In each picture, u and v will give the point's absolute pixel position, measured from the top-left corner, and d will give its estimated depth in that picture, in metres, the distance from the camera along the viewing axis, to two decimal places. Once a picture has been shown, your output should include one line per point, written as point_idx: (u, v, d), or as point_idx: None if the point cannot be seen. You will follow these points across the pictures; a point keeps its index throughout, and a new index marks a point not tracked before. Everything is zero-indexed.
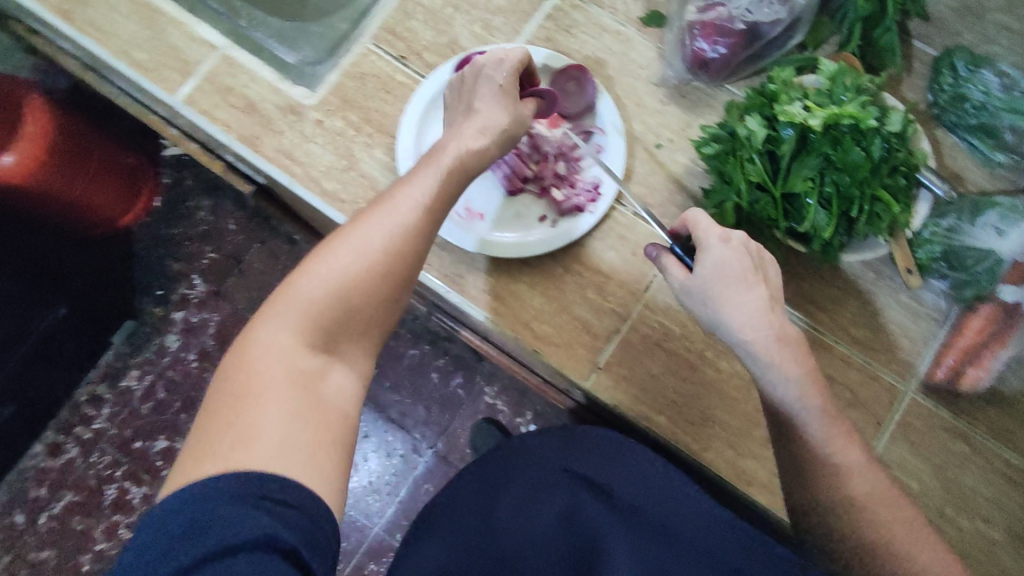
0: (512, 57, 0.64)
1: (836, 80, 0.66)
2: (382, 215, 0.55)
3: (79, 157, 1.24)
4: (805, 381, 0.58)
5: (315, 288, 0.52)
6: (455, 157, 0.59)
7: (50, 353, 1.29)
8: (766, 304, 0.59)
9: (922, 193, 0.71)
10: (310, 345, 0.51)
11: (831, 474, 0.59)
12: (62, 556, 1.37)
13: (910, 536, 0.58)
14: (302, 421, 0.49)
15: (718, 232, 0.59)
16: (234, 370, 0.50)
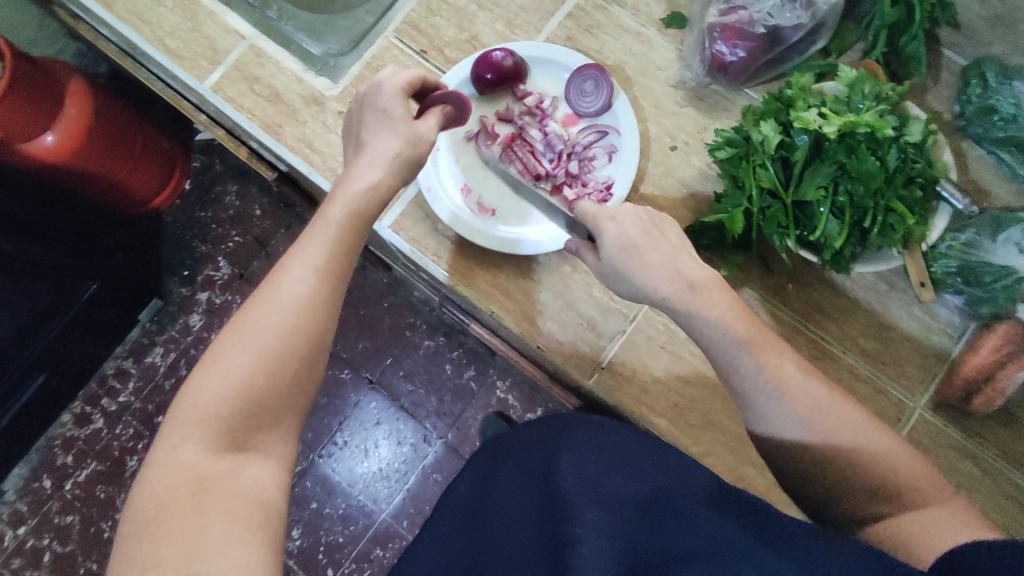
0: (395, 81, 0.62)
1: (855, 88, 0.65)
2: (274, 292, 0.52)
3: (123, 140, 1.31)
4: (723, 318, 0.58)
5: (212, 386, 0.49)
6: (344, 208, 0.57)
7: (88, 324, 1.36)
8: (661, 260, 0.61)
9: (940, 207, 0.67)
10: (215, 447, 0.48)
11: (776, 410, 0.56)
12: (84, 522, 1.42)
13: (868, 445, 0.54)
14: (217, 520, 0.45)
15: (603, 212, 0.64)
16: (137, 496, 0.46)
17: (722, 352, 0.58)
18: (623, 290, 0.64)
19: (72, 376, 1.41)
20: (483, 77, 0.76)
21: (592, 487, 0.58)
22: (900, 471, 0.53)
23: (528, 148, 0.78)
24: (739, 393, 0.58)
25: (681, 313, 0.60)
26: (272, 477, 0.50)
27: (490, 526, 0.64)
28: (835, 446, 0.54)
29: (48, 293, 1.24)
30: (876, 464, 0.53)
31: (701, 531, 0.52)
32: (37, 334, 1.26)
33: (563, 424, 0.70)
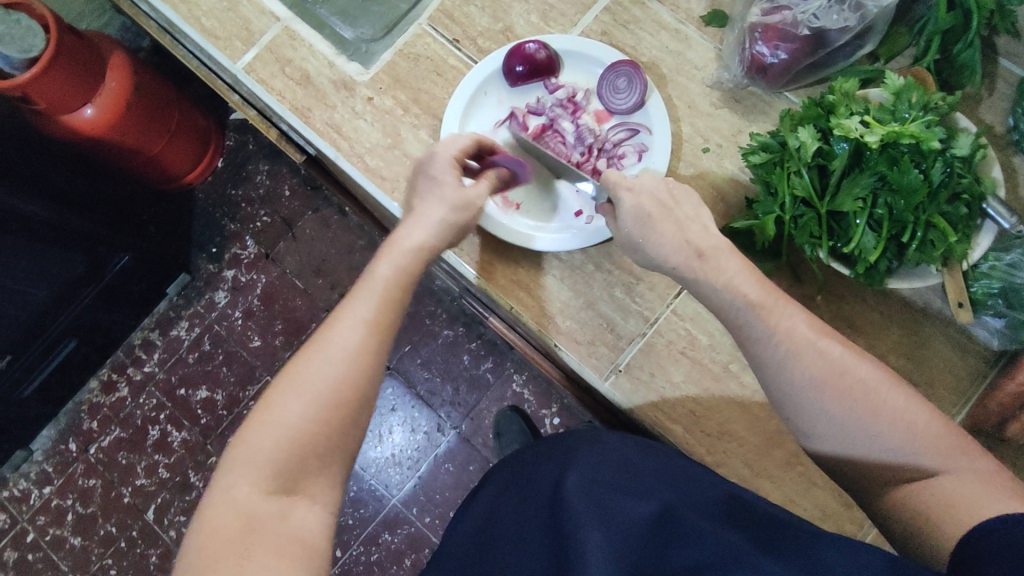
0: (448, 150, 0.65)
1: (902, 95, 0.62)
2: (325, 345, 0.54)
3: (161, 116, 1.33)
4: (732, 283, 0.57)
5: (266, 433, 0.51)
6: (393, 267, 0.60)
7: (118, 295, 1.40)
8: (674, 231, 0.60)
9: (985, 224, 0.63)
10: (266, 490, 0.49)
11: (790, 375, 0.53)
12: (106, 486, 1.46)
13: (883, 407, 0.51)
14: (265, 563, 0.46)
15: (621, 181, 0.62)
16: (194, 533, 0.48)
17: (735, 315, 0.57)
18: (641, 259, 0.64)
19: (100, 344, 1.45)
20: (515, 69, 0.76)
21: (597, 503, 0.55)
22: (920, 434, 0.50)
23: (559, 139, 0.77)
24: (751, 357, 0.57)
25: (694, 280, 0.60)
26: (316, 522, 0.51)
27: (503, 532, 0.61)
28: (849, 410, 0.51)
29: (85, 263, 1.29)
30: (894, 429, 0.50)
31: (712, 556, 0.49)
32: (71, 301, 1.31)
33: (572, 439, 0.67)
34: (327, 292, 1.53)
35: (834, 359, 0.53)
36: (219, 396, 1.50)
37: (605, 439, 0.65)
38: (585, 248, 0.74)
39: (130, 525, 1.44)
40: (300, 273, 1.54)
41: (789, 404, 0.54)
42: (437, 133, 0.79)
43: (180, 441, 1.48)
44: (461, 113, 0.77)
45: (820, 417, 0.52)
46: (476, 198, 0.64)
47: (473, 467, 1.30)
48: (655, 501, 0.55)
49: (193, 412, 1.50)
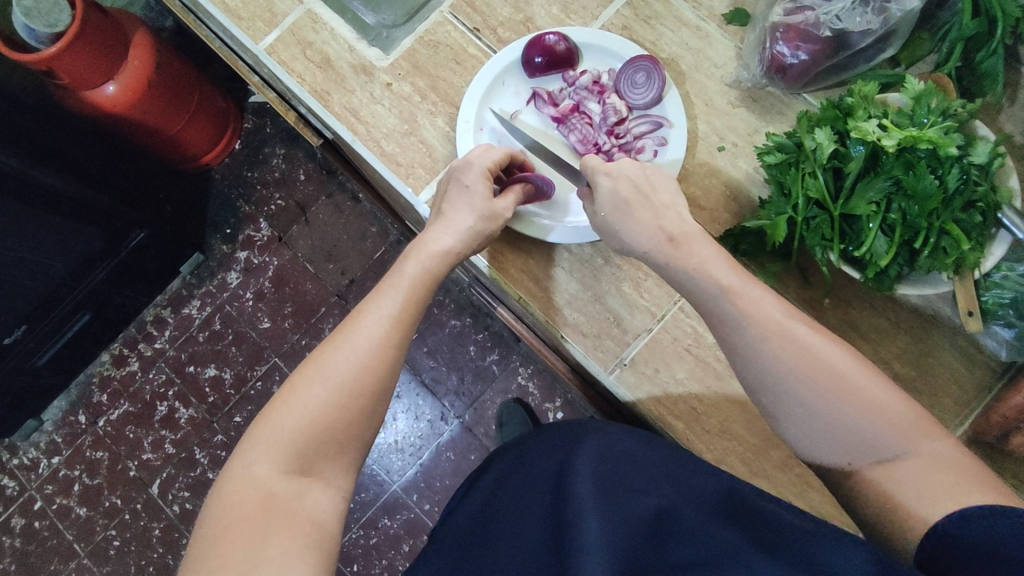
0: (485, 160, 0.70)
1: (921, 100, 0.62)
2: (351, 337, 0.57)
3: (182, 94, 1.34)
4: (703, 268, 0.59)
5: (290, 415, 0.52)
6: (419, 266, 0.65)
7: (131, 272, 1.42)
8: (649, 216, 0.63)
9: (1000, 234, 0.63)
10: (286, 469, 0.50)
11: (767, 360, 0.53)
12: (113, 459, 1.49)
13: (852, 386, 0.50)
14: (280, 538, 0.46)
15: (600, 165, 0.66)
16: (212, 509, 0.48)
17: (707, 298, 0.58)
18: (615, 244, 0.67)
19: (113, 319, 1.47)
20: (533, 60, 0.76)
21: (600, 496, 0.56)
22: (888, 414, 0.49)
23: (585, 120, 0.77)
24: (725, 339, 0.56)
25: (664, 267, 0.62)
26: (330, 504, 0.51)
27: (499, 520, 0.61)
28: (815, 390, 0.50)
29: (99, 235, 1.30)
30: (861, 409, 0.49)
31: (713, 553, 0.48)
32: (86, 275, 1.33)
33: (579, 427, 0.67)
34: (337, 277, 1.54)
35: (801, 339, 0.52)
36: (226, 375, 1.52)
37: (610, 432, 0.65)
38: (594, 241, 0.74)
39: (134, 498, 1.47)
40: (311, 257, 1.55)
41: (767, 393, 0.53)
42: (454, 121, 0.80)
43: (187, 418, 1.50)
44: (478, 103, 0.77)
45: (788, 399, 0.52)
46: (503, 211, 0.69)
47: (474, 456, 1.31)
48: (657, 500, 0.55)
49: (201, 390, 1.52)
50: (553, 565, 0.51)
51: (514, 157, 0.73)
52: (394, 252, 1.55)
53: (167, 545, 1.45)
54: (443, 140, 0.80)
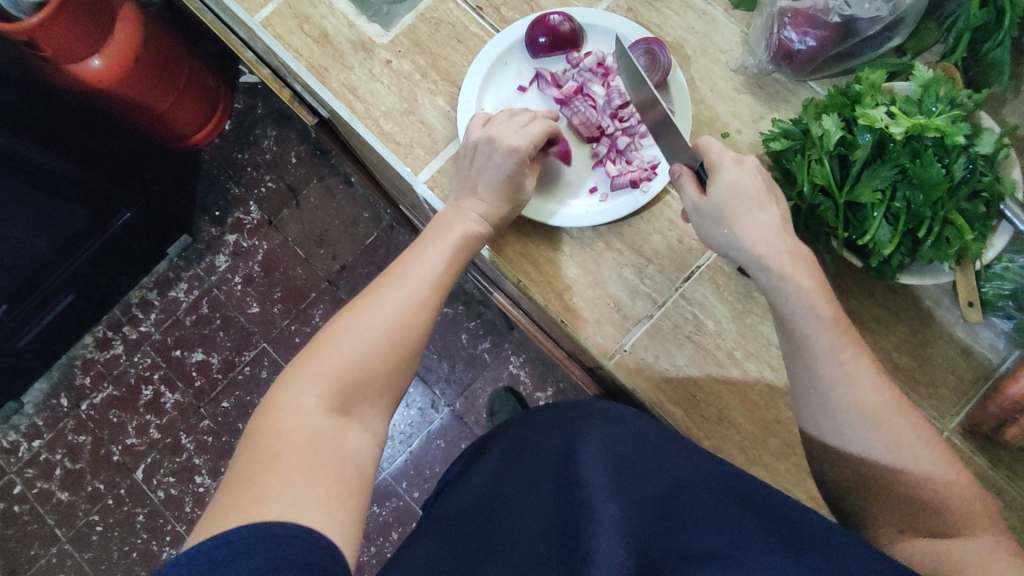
0: (525, 143, 0.69)
1: (928, 88, 0.62)
2: (395, 291, 0.59)
3: (169, 72, 1.32)
4: (813, 292, 0.58)
5: (336, 355, 0.54)
6: (459, 235, 0.66)
7: (116, 251, 1.40)
8: (766, 216, 0.60)
9: (1001, 226, 0.63)
10: (330, 407, 0.51)
11: (838, 385, 0.57)
12: (96, 443, 1.46)
13: (922, 454, 0.56)
14: (324, 475, 0.47)
15: (729, 155, 0.62)
16: (257, 434, 0.49)
17: (798, 323, 0.59)
18: (714, 237, 0.62)
19: (96, 300, 1.44)
20: (537, 41, 0.75)
21: (614, 475, 0.58)
22: (948, 489, 0.56)
23: (589, 102, 0.75)
24: (806, 369, 0.59)
25: (769, 271, 0.60)
26: (367, 448, 0.53)
27: (510, 499, 0.62)
28: (894, 448, 0.56)
29: (86, 216, 1.29)
30: (924, 472, 0.56)
31: (727, 546, 0.51)
32: (70, 255, 1.31)
33: (583, 407, 0.67)
34: (328, 262, 1.53)
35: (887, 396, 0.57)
36: (214, 360, 1.50)
37: (618, 411, 0.66)
38: (596, 225, 0.74)
39: (118, 483, 1.45)
40: (302, 241, 1.53)
41: (818, 395, 0.58)
42: (454, 100, 0.78)
43: (173, 403, 1.48)
44: (479, 83, 0.76)
45: (861, 446, 0.57)
46: (526, 196, 0.71)
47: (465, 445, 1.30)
48: (669, 484, 0.58)
49: (188, 374, 1.49)
50: (575, 532, 0.53)
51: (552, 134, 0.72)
52: (387, 237, 1.53)
53: (152, 531, 1.43)
54: (444, 120, 0.78)
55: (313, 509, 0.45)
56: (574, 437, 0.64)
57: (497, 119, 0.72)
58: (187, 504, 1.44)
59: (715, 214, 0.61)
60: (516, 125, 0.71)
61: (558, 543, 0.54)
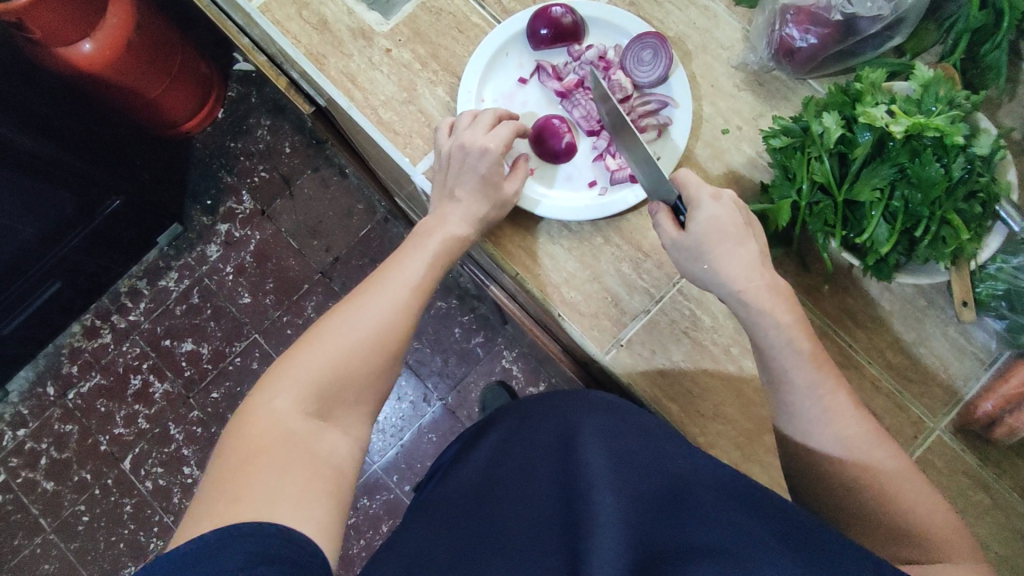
0: (495, 143, 0.70)
1: (929, 88, 0.62)
2: (378, 294, 0.62)
3: (161, 58, 1.30)
4: (790, 327, 0.61)
5: (315, 356, 0.56)
6: (440, 241, 0.68)
7: (104, 239, 1.39)
8: (746, 253, 0.62)
9: (996, 227, 0.63)
10: (306, 409, 0.53)
11: (815, 421, 0.59)
12: (83, 432, 1.47)
13: (906, 483, 0.57)
14: (298, 477, 0.49)
15: (707, 188, 0.63)
16: (234, 435, 0.51)
17: (779, 356, 0.61)
18: (693, 271, 0.64)
19: (84, 289, 1.44)
20: (539, 32, 0.74)
21: (612, 467, 0.59)
22: (934, 519, 0.56)
23: (590, 96, 0.76)
24: (782, 399, 0.61)
25: (749, 307, 0.62)
26: (346, 449, 0.55)
27: (506, 488, 0.63)
28: (875, 476, 0.57)
29: (73, 203, 1.27)
30: (908, 496, 0.57)
31: (728, 541, 0.51)
32: (57, 242, 1.29)
33: (574, 400, 0.70)
34: (321, 254, 1.53)
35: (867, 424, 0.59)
36: (204, 350, 1.50)
37: (619, 408, 0.68)
38: (594, 219, 0.73)
39: (105, 473, 1.45)
40: (295, 232, 1.54)
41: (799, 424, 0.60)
42: (454, 91, 0.78)
43: (162, 393, 1.49)
44: (480, 74, 0.76)
45: (844, 473, 0.58)
46: (511, 196, 0.71)
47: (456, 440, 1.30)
48: (659, 479, 0.59)
49: (177, 364, 1.50)
50: (570, 528, 0.55)
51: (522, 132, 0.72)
52: (381, 229, 1.54)
53: (139, 521, 1.43)
54: (443, 110, 0.78)
55: (286, 507, 0.46)
56: (566, 432, 0.66)
57: (463, 124, 0.71)
58: (175, 495, 1.45)
59: (694, 249, 0.63)
60: (482, 128, 0.71)
61: (544, 540, 0.55)
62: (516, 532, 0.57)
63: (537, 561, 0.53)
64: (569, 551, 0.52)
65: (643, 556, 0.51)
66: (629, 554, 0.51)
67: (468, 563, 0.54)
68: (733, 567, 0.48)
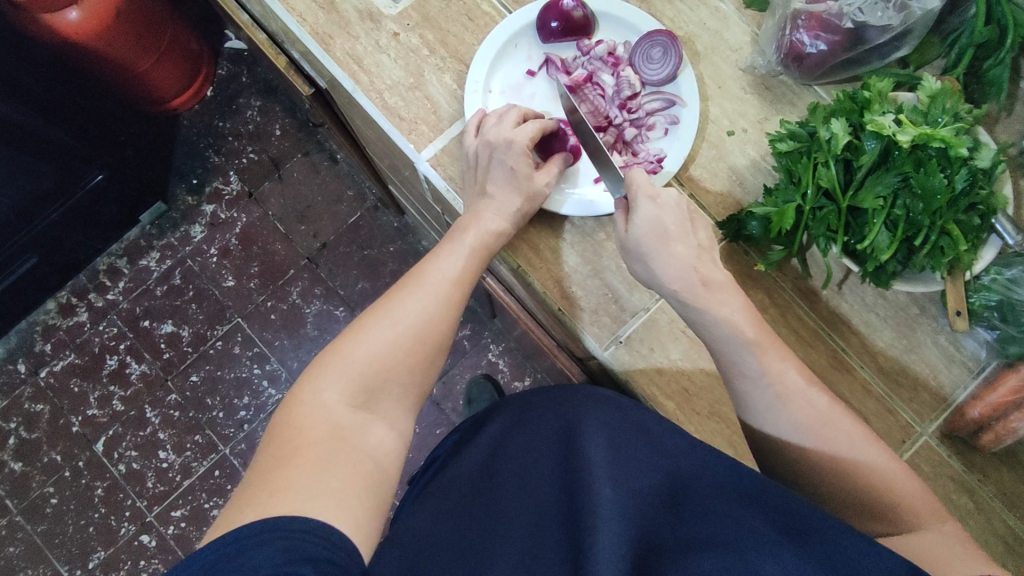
0: (521, 139, 0.70)
1: (935, 100, 0.63)
2: (418, 289, 0.65)
3: (151, 32, 1.29)
4: (730, 317, 0.64)
5: (362, 351, 0.60)
6: (477, 237, 0.69)
7: (84, 215, 1.37)
8: (686, 253, 0.66)
9: (991, 239, 0.65)
10: (352, 404, 0.57)
11: (767, 406, 0.62)
12: (55, 412, 1.47)
13: (865, 458, 0.59)
14: (340, 474, 0.52)
15: (647, 189, 0.67)
16: (284, 425, 0.54)
17: (730, 351, 0.63)
18: (639, 270, 0.69)
19: (61, 266, 1.43)
20: (549, 25, 0.73)
21: (611, 463, 0.60)
22: (906, 493, 0.58)
23: (598, 92, 0.76)
24: (738, 391, 0.64)
25: (690, 305, 0.66)
26: (391, 445, 0.58)
27: (506, 478, 0.64)
28: (833, 457, 0.59)
29: (53, 176, 1.24)
30: (893, 477, 0.59)
31: (729, 534, 0.52)
32: (35, 217, 1.27)
33: (578, 393, 0.70)
34: (309, 240, 1.53)
35: (821, 407, 0.61)
36: (184, 332, 1.50)
37: (613, 399, 0.68)
38: (598, 215, 0.73)
39: (77, 455, 1.45)
40: (283, 217, 1.53)
41: (755, 410, 0.63)
42: (462, 79, 0.77)
43: (139, 374, 1.48)
44: (488, 64, 0.75)
45: (814, 455, 0.60)
46: (543, 188, 0.72)
47: (440, 431, 1.37)
48: (664, 473, 0.60)
49: (156, 346, 1.50)
50: (565, 522, 0.56)
51: (550, 129, 0.74)
52: (370, 218, 1.54)
53: (110, 505, 1.43)
54: (450, 98, 0.77)
55: (327, 502, 0.49)
56: (567, 425, 0.66)
57: (489, 122, 0.72)
58: (149, 479, 1.44)
59: (637, 250, 0.68)
60: (509, 124, 0.72)
61: (541, 532, 0.56)
62: (515, 520, 0.57)
63: (537, 551, 0.54)
64: (569, 543, 0.53)
65: (645, 547, 0.52)
66: (633, 543, 0.52)
67: (468, 552, 0.54)
68: (736, 554, 0.50)
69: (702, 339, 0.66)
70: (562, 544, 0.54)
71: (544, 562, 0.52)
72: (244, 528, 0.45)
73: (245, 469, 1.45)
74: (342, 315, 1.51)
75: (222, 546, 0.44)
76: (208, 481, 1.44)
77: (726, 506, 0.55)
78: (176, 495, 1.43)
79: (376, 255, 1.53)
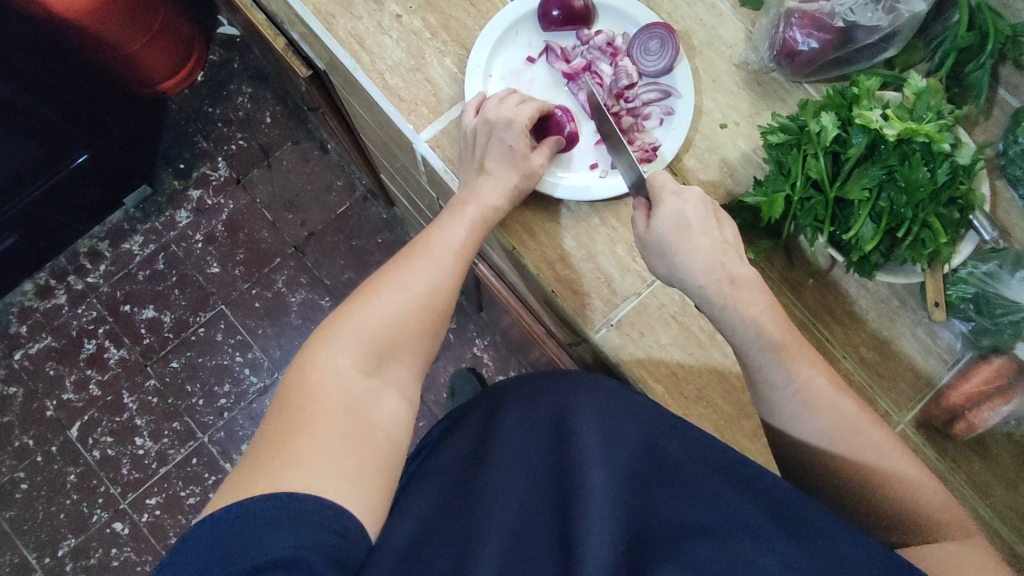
0: (521, 118, 0.72)
1: (921, 98, 0.66)
2: (424, 259, 0.66)
3: (142, 11, 1.28)
4: (758, 317, 0.64)
5: (374, 316, 0.61)
6: (478, 210, 0.70)
7: (67, 196, 1.35)
8: (710, 249, 0.66)
9: (969, 235, 0.68)
10: (365, 371, 0.58)
11: (793, 410, 0.63)
12: (28, 396, 1.44)
13: (884, 463, 0.61)
14: (352, 451, 0.53)
15: (671, 186, 0.68)
16: (300, 389, 0.55)
17: (750, 349, 0.65)
18: (660, 267, 0.69)
19: (41, 246, 1.41)
20: (550, 14, 0.75)
21: (604, 447, 0.61)
22: (907, 478, 0.60)
23: (596, 81, 0.77)
24: (763, 396, 0.65)
25: (715, 305, 0.66)
26: (401, 413, 0.60)
27: (503, 456, 0.64)
28: (854, 461, 0.61)
29: (36, 154, 1.22)
30: (904, 478, 0.60)
31: (714, 518, 0.54)
32: (17, 194, 1.25)
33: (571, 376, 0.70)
34: (296, 228, 1.52)
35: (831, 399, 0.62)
36: (166, 318, 1.48)
37: (609, 383, 0.69)
38: (592, 201, 0.75)
39: (49, 440, 1.42)
40: (271, 204, 1.52)
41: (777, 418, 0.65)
42: (463, 63, 0.78)
43: (117, 359, 1.46)
44: (489, 50, 0.76)
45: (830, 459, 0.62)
46: (539, 168, 0.73)
47: (423, 422, 1.39)
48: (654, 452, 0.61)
49: (136, 331, 1.47)
50: (559, 513, 0.57)
51: (546, 113, 0.75)
52: (360, 208, 1.54)
53: (82, 492, 1.40)
54: (451, 81, 0.78)
55: (339, 483, 0.51)
56: (560, 408, 0.67)
57: (489, 104, 0.73)
58: (124, 466, 1.41)
59: (661, 248, 0.68)
60: (509, 105, 0.73)
61: (535, 521, 0.57)
62: (507, 505, 0.58)
63: (532, 539, 0.55)
64: (565, 536, 0.54)
65: (635, 533, 0.54)
66: (625, 531, 0.54)
67: (465, 536, 0.55)
68: (730, 547, 0.52)
69: (726, 337, 0.67)
70: (557, 533, 0.55)
71: (536, 553, 0.54)
72: (248, 504, 0.47)
73: (223, 458, 1.43)
74: (327, 304, 1.50)
75: (230, 531, 0.46)
76: (185, 469, 1.42)
77: (711, 485, 0.57)
78: (152, 482, 1.41)
79: (363, 246, 1.53)
